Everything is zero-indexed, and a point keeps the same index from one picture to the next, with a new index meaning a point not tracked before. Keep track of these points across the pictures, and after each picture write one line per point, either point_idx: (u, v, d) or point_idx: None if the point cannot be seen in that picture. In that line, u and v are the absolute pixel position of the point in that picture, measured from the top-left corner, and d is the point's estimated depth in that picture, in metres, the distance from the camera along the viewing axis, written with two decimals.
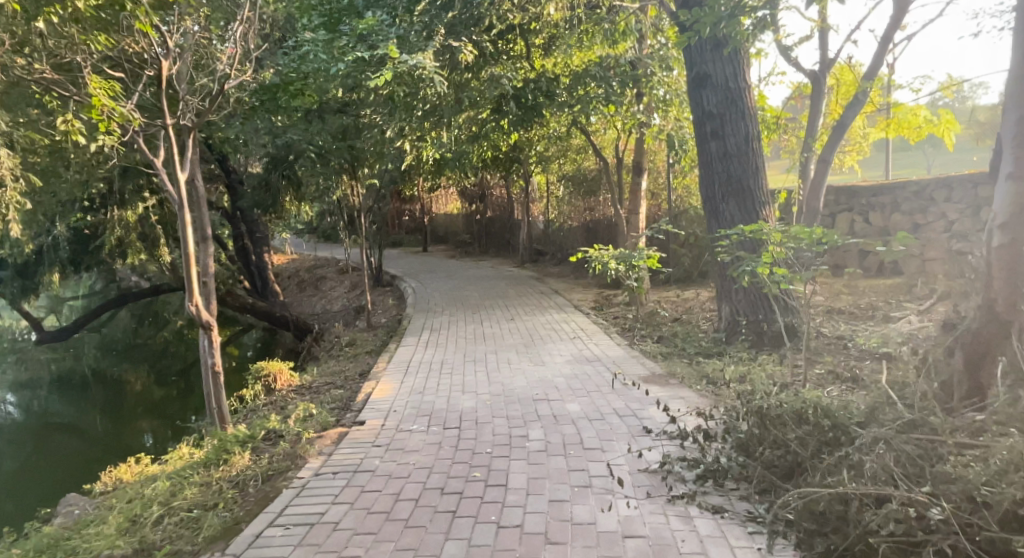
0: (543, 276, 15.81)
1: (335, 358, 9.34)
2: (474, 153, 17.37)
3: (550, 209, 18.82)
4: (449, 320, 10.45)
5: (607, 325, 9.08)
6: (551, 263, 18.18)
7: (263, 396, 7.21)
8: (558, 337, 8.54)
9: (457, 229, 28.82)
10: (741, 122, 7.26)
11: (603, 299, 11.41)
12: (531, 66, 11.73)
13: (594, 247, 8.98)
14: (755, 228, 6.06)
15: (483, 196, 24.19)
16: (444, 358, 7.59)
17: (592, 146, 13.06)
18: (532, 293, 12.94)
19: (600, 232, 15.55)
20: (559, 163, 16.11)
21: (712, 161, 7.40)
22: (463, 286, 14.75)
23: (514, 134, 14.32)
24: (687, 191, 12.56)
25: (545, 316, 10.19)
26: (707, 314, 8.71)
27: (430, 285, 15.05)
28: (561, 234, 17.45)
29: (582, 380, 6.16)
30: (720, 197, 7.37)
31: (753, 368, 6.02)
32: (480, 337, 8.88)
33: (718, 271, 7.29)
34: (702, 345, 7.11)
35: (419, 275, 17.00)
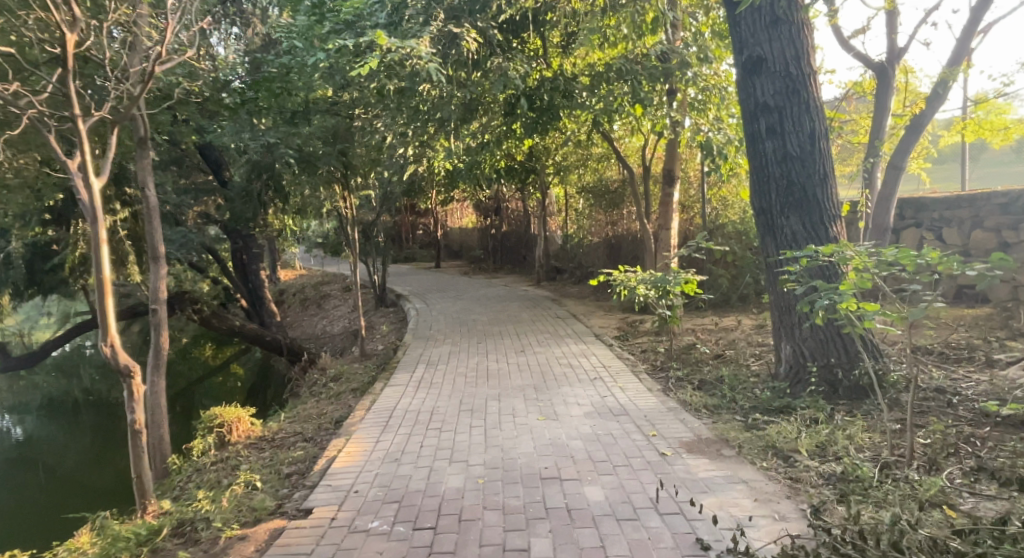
0: (560, 297, 14.42)
1: (316, 397, 8.04)
2: (487, 162, 16.21)
3: (569, 223, 17.46)
4: (451, 350, 9.12)
5: (634, 361, 7.66)
6: (570, 283, 16.77)
7: (212, 452, 5.92)
8: (577, 376, 7.13)
9: (472, 243, 27.57)
10: (805, 116, 5.84)
11: (628, 327, 9.99)
12: (547, 65, 10.67)
13: (618, 269, 7.63)
14: (832, 249, 4.56)
15: (499, 210, 22.96)
16: (437, 405, 6.22)
17: (615, 153, 11.72)
18: (548, 317, 11.57)
19: (623, 249, 14.12)
20: (578, 174, 14.80)
21: (767, 165, 5.97)
22: (472, 307, 13.42)
23: (528, 140, 13.10)
24: (723, 203, 11.17)
25: (561, 348, 8.80)
26: (756, 352, 7.25)
27: (437, 307, 13.73)
28: (580, 251, 16.07)
29: (607, 447, 4.73)
30: (778, 209, 5.93)
31: (832, 434, 4.58)
32: (483, 374, 7.52)
33: (776, 300, 5.91)
34: (756, 396, 5.68)
35: (427, 295, 15.71)
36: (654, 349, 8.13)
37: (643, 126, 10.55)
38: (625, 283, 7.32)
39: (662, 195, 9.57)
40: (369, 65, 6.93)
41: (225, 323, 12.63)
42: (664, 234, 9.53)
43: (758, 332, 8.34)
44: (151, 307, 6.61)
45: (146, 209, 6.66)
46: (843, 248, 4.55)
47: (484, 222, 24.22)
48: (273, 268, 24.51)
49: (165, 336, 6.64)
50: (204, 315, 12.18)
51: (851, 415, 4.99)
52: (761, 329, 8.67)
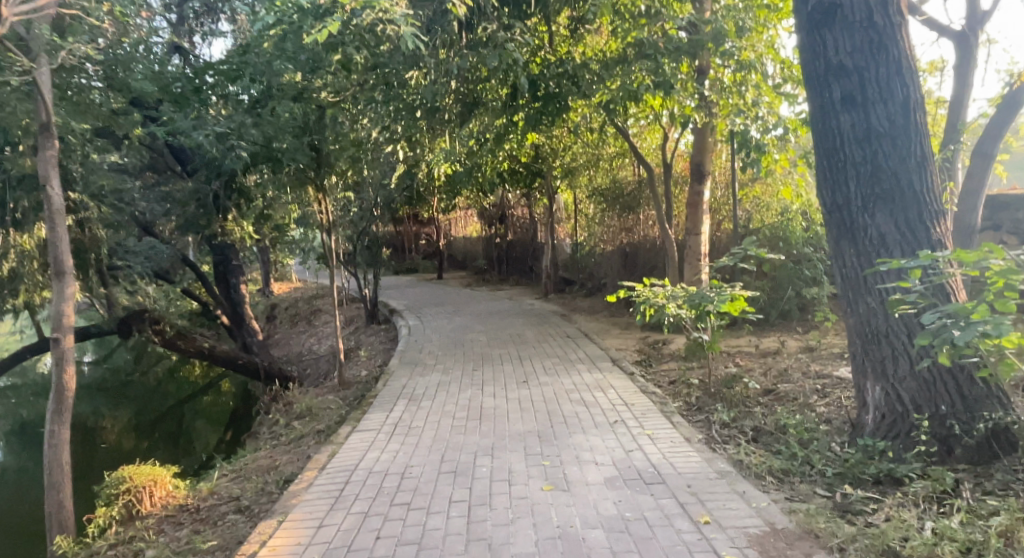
0: (570, 312, 12.97)
1: (274, 442, 6.64)
2: (489, 164, 14.90)
3: (579, 230, 16.03)
4: (441, 379, 7.69)
5: (663, 397, 6.20)
6: (580, 296, 15.33)
7: (114, 529, 4.52)
8: (594, 419, 5.65)
9: (476, 253, 26.20)
10: (895, 78, 4.38)
11: (650, 352, 8.54)
12: (552, 47, 9.51)
13: (643, 283, 6.17)
14: (967, 255, 3.11)
15: (504, 217, 21.60)
16: (412, 463, 4.77)
17: (631, 148, 10.33)
18: (555, 336, 10.14)
19: (640, 258, 12.64)
20: (589, 175, 13.42)
21: (842, 146, 4.52)
22: (471, 324, 12.00)
23: (531, 135, 11.75)
24: (756, 204, 9.75)
25: (572, 376, 7.36)
26: (818, 388, 5.78)
27: (432, 324, 12.32)
28: (592, 261, 14.61)
29: (640, 545, 3.24)
30: (859, 204, 4.47)
31: (974, 528, 3.10)
32: (475, 414, 6.07)
33: (861, 324, 4.45)
34: (837, 458, 4.19)
35: (423, 310, 14.29)
36: (685, 379, 6.66)
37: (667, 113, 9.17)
38: (648, 299, 5.90)
39: (689, 193, 8.11)
40: (326, 30, 5.60)
41: (192, 345, 11.27)
42: (690, 241, 8.10)
43: (810, 359, 6.86)
44: (52, 337, 5.26)
45: (48, 215, 5.30)
46: (987, 255, 3.08)
47: (487, 231, 22.78)
48: (266, 280, 23.24)
49: (69, 374, 5.29)
50: (167, 336, 10.83)
51: (987, 493, 3.50)
52: (812, 355, 7.19)
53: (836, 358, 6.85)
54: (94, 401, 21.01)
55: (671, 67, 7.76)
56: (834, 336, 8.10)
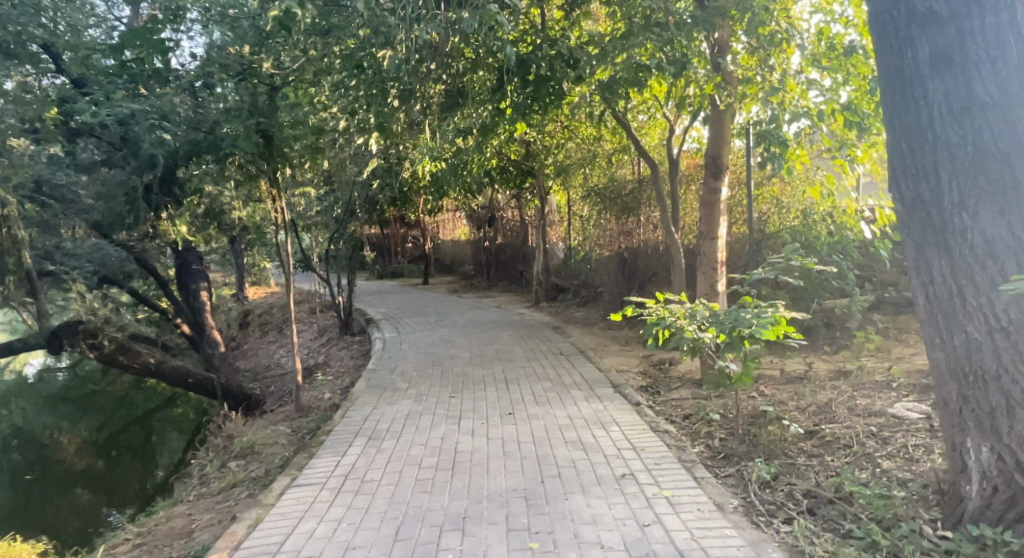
0: (563, 324, 11.84)
1: (203, 490, 5.44)
2: (476, 160, 13.79)
3: (573, 233, 14.91)
4: (411, 409, 6.51)
5: (678, 440, 5.05)
6: (574, 304, 14.21)
7: None
8: (595, 471, 4.47)
9: (464, 257, 25.05)
10: (1009, 29, 3.21)
11: (657, 377, 7.38)
12: (543, 31, 8.72)
13: (656, 298, 4.99)
14: None
15: (493, 219, 20.46)
16: (354, 544, 3.55)
17: (633, 140, 9.28)
18: (546, 353, 9.00)
19: (640, 264, 11.51)
20: (584, 172, 12.74)
21: (934, 122, 3.35)
22: (454, 337, 10.84)
23: (522, 126, 10.67)
24: (775, 204, 8.93)
25: (567, 407, 6.20)
26: (873, 431, 4.66)
27: (410, 336, 11.16)
28: (586, 267, 13.52)
29: None
30: (955, 200, 3.30)
31: None
32: (448, 461, 4.88)
33: (956, 362, 3.31)
34: (934, 549, 3.06)
35: (403, 320, 13.10)
36: (704, 414, 5.52)
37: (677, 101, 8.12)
38: (662, 318, 4.74)
39: (704, 191, 6.90)
40: None
41: (138, 360, 10.02)
42: (705, 244, 6.94)
43: (851, 389, 5.76)
44: None
45: None
46: None
47: (476, 234, 21.64)
48: (241, 285, 21.92)
49: None
50: (107, 351, 9.60)
51: None
52: (851, 383, 6.08)
53: (880, 388, 5.76)
54: (52, 415, 19.54)
55: (683, 43, 6.68)
56: (869, 358, 7.00)
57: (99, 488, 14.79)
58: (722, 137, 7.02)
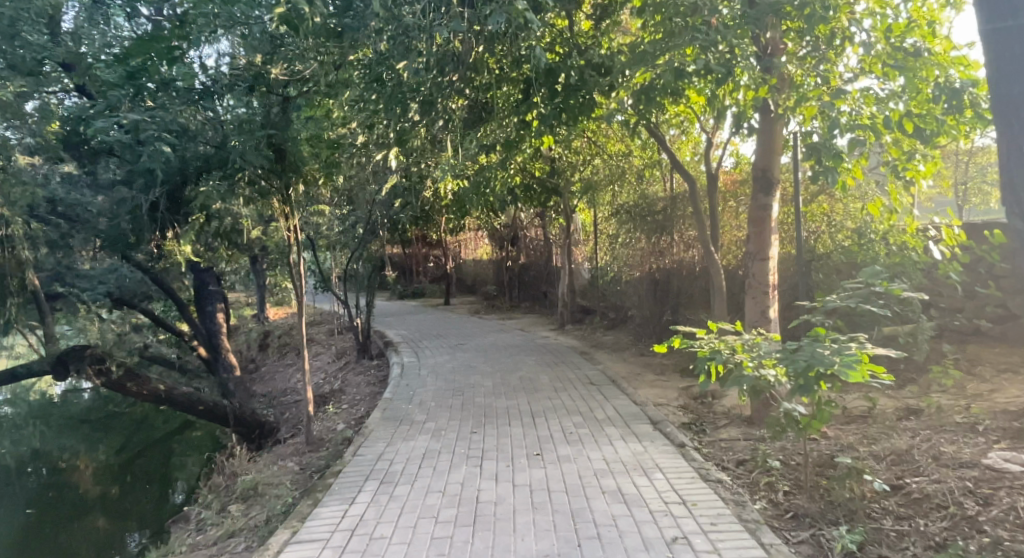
0: (591, 349, 11.19)
1: (198, 540, 4.87)
2: (499, 176, 13.32)
3: (599, 253, 14.31)
4: (430, 446, 5.92)
5: (735, 493, 4.39)
6: (601, 328, 13.54)
7: None
8: (641, 533, 3.80)
9: (486, 277, 24.54)
10: None
11: (700, 413, 6.69)
12: (571, 39, 8.23)
13: (708, 328, 4.36)
14: None
15: (516, 238, 19.96)
16: None
17: (668, 154, 8.74)
18: (575, 383, 8.35)
19: (673, 286, 10.86)
20: (613, 189, 12.24)
21: None
22: (476, 362, 10.24)
23: (548, 139, 10.15)
24: (827, 221, 8.31)
25: (603, 448, 5.56)
26: (971, 487, 3.94)
27: (430, 361, 10.59)
28: (616, 288, 12.89)
29: None
30: None
31: None
32: (469, 515, 4.25)
33: None
34: None
35: (423, 343, 12.55)
36: (762, 461, 4.84)
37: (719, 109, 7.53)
38: (716, 353, 4.09)
39: (752, 207, 6.29)
40: None
41: (146, 387, 9.53)
42: (753, 266, 6.30)
43: (930, 432, 5.02)
44: None
45: None
46: None
47: (498, 253, 21.11)
48: (261, 305, 21.61)
49: None
50: (115, 376, 9.17)
51: None
52: (928, 425, 5.33)
53: (964, 432, 5.02)
54: (70, 437, 19.23)
55: (729, 46, 6.10)
56: (942, 394, 6.24)
57: (111, 516, 14.36)
58: (772, 147, 6.38)
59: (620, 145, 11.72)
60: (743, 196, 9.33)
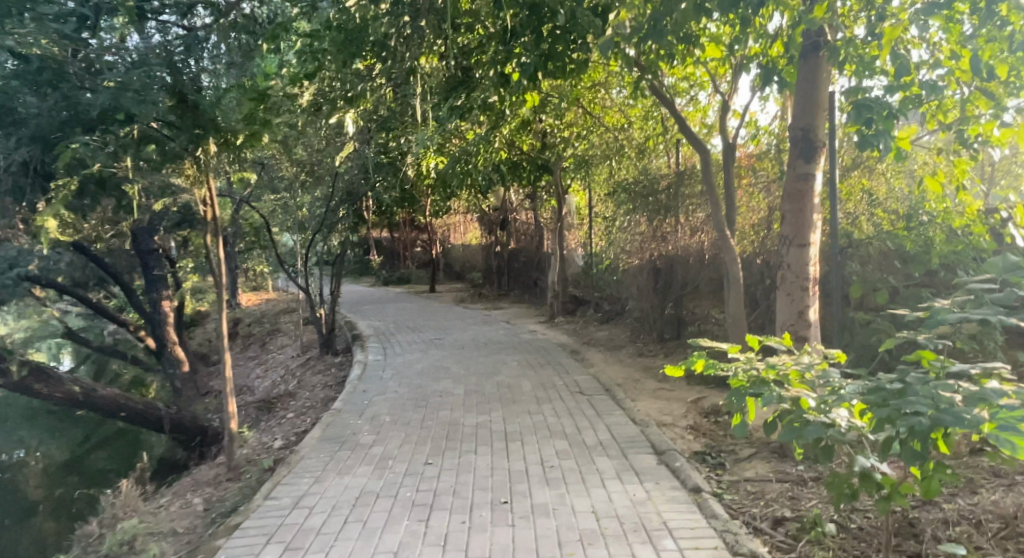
0: (583, 347, 9.83)
1: None
2: (482, 150, 11.87)
3: (593, 237, 12.89)
4: (368, 484, 4.55)
5: None
6: (596, 321, 12.19)
7: None
8: None
9: (475, 263, 23.10)
10: None
11: (714, 438, 5.35)
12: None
13: (744, 347, 3.06)
14: None
15: (505, 222, 18.51)
16: None
17: (676, 118, 7.39)
18: (562, 392, 6.98)
19: (677, 275, 9.48)
20: (608, 165, 11.12)
21: None
22: (450, 362, 8.89)
23: (530, 95, 8.71)
24: (868, 200, 6.95)
25: (593, 495, 4.18)
26: None
27: (397, 360, 9.23)
28: (612, 278, 11.52)
29: None
30: None
31: None
32: None
33: None
34: None
35: (395, 338, 11.18)
36: (812, 524, 3.50)
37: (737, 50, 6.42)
38: (761, 385, 2.77)
39: (789, 178, 4.89)
40: None
41: (59, 389, 8.09)
42: (787, 258, 4.95)
43: None
44: None
45: None
46: None
47: (487, 238, 19.67)
48: (233, 290, 20.20)
49: None
50: (19, 377, 7.76)
51: None
52: None
53: None
54: None
55: None
56: None
57: (54, 521, 13.03)
58: (817, 94, 4.79)
59: (617, 117, 10.84)
60: (760, 171, 8.03)
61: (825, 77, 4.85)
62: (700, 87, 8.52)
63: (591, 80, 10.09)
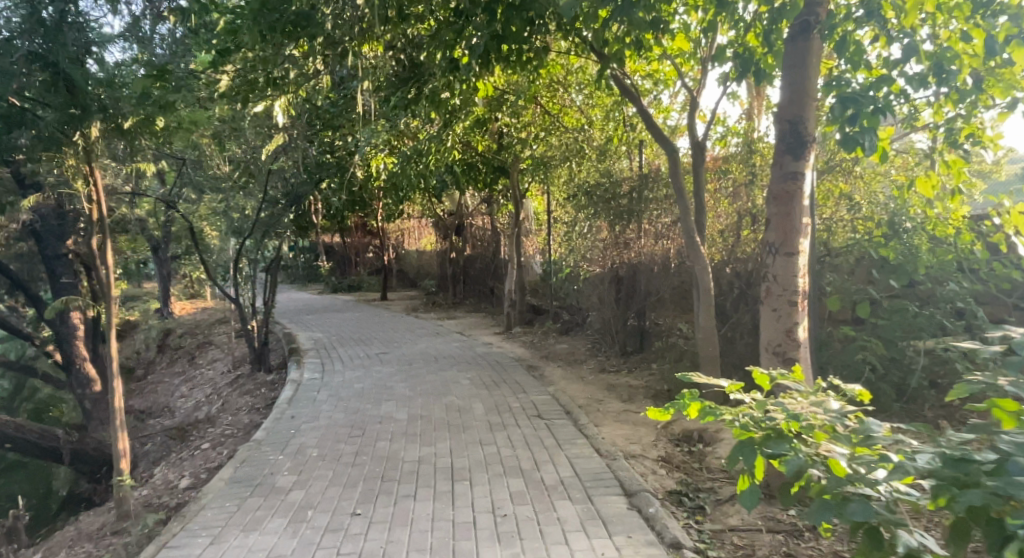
0: (540, 362, 9.11)
1: None
2: (433, 150, 11.05)
3: (552, 243, 12.20)
4: (277, 545, 3.69)
5: None
6: (555, 332, 11.50)
7: None
8: None
9: (430, 270, 22.16)
10: None
11: (691, 473, 4.67)
12: None
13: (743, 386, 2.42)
14: None
15: (461, 227, 17.67)
16: None
17: (641, 112, 6.74)
18: (517, 416, 6.23)
19: (641, 284, 8.86)
20: (568, 166, 10.54)
21: None
22: (394, 380, 8.03)
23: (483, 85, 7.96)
24: (847, 205, 6.44)
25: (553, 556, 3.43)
26: None
27: (336, 378, 8.32)
28: (572, 287, 10.86)
29: None
30: None
31: None
32: None
33: None
34: None
35: (337, 352, 10.24)
36: None
37: (707, 35, 5.89)
38: (779, 442, 2.12)
39: (774, 177, 4.24)
40: None
41: None
42: (773, 267, 4.32)
43: None
44: None
45: None
46: None
47: (441, 244, 18.81)
48: (166, 299, 18.77)
49: None
50: None
51: None
52: None
53: None
54: None
55: None
56: None
57: None
58: (805, 81, 4.15)
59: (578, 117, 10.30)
60: (730, 173, 7.47)
61: (816, 62, 4.22)
62: (665, 83, 8.08)
63: (549, 75, 9.53)
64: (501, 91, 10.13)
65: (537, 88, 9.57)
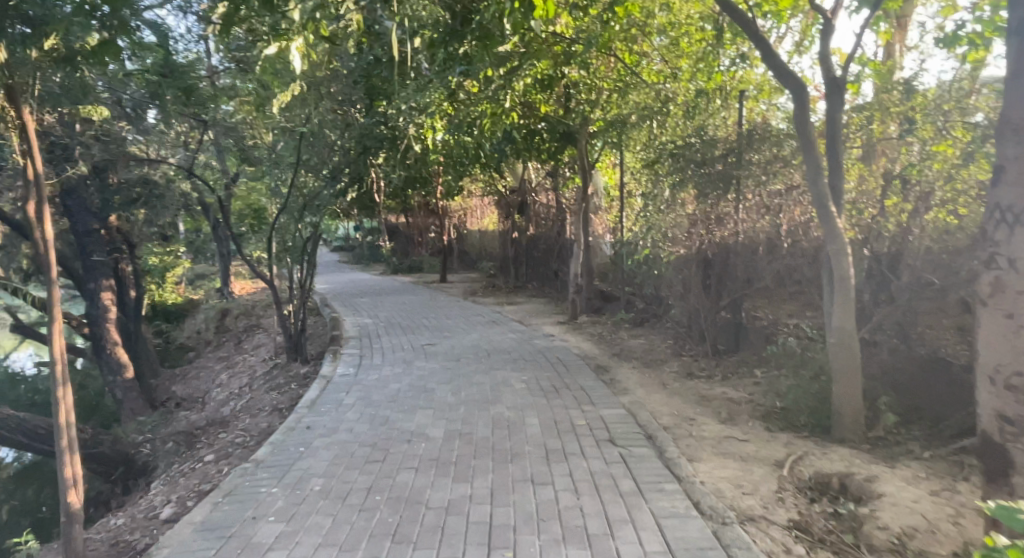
0: (611, 361, 7.66)
1: None
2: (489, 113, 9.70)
3: (625, 222, 10.66)
4: None
5: None
6: (627, 323, 9.98)
7: None
8: None
9: (491, 252, 20.93)
10: None
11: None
12: None
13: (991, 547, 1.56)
14: None
15: (523, 205, 16.28)
16: None
17: (753, 36, 5.09)
18: (584, 439, 4.78)
19: (737, 269, 7.22)
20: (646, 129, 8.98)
21: None
22: (436, 381, 6.77)
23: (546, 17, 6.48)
24: None
25: None
26: None
27: (370, 377, 7.14)
28: (648, 271, 9.32)
29: None
30: None
31: None
32: None
33: None
34: None
35: (380, 342, 9.14)
36: None
37: None
38: None
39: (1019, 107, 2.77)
40: None
41: None
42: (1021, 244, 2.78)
43: None
44: None
45: None
46: None
47: (503, 223, 17.51)
48: (224, 278, 18.39)
49: None
50: None
51: None
52: None
53: None
54: None
55: None
56: None
57: None
58: None
59: (660, 73, 8.75)
60: (868, 126, 5.69)
61: None
62: (774, 17, 6.53)
63: (627, 16, 7.99)
64: (568, 39, 8.63)
65: (611, 33, 8.04)
